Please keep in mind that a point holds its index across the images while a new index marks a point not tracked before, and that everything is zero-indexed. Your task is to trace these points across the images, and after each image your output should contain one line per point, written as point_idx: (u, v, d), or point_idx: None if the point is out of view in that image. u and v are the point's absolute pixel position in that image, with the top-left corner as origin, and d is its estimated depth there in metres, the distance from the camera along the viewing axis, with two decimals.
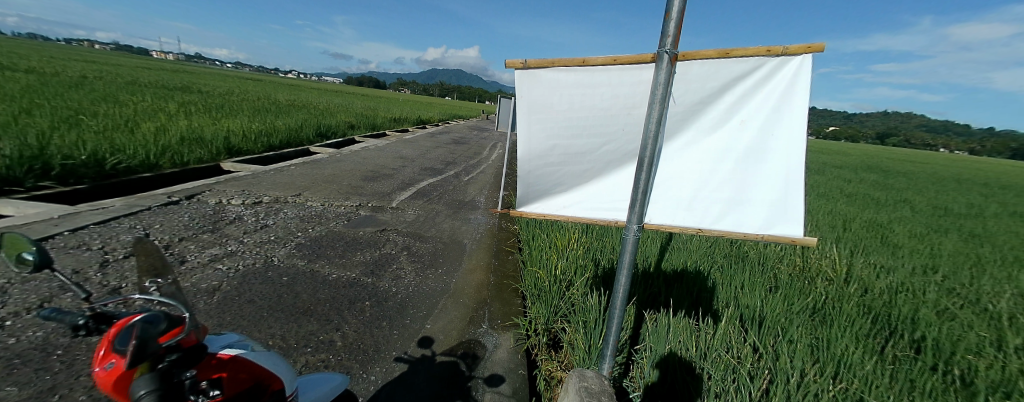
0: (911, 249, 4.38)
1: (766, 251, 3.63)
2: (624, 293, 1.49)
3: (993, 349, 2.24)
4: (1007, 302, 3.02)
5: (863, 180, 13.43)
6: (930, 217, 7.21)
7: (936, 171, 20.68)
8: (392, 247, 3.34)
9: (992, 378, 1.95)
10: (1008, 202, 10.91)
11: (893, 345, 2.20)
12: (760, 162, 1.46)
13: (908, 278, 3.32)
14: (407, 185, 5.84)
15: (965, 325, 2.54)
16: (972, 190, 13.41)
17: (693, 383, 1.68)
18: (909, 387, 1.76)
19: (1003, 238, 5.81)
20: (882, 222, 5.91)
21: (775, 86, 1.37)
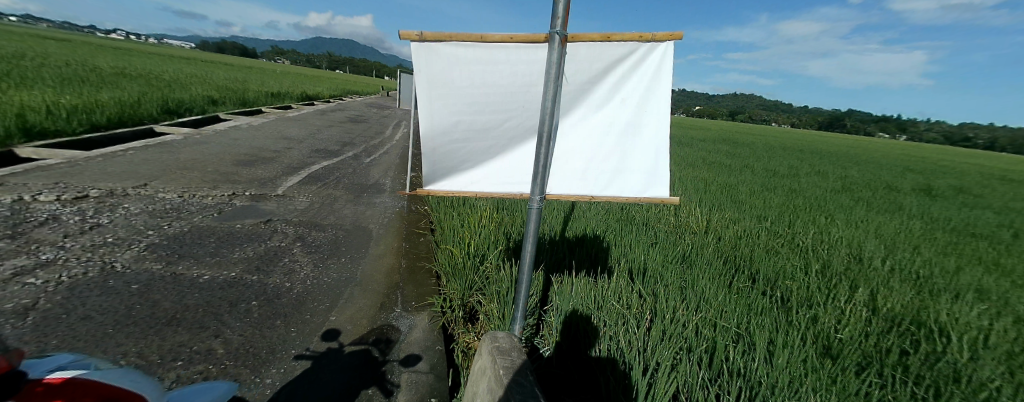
0: (752, 204, 5.46)
1: (648, 215, 4.18)
2: (530, 259, 1.58)
3: (800, 274, 2.97)
4: (810, 238, 4.01)
5: (720, 151, 16.22)
6: (764, 178, 9.05)
7: (769, 141, 25.89)
8: (281, 239, 2.98)
9: (800, 295, 2.59)
10: (814, 164, 14.26)
11: (738, 279, 2.78)
12: (638, 133, 1.67)
13: (748, 227, 4.18)
14: (296, 170, 5.21)
15: (784, 258, 3.32)
16: (791, 156, 17.16)
17: (591, 328, 1.91)
18: (747, 308, 2.26)
19: (809, 191, 7.60)
20: (733, 184, 7.23)
21: (646, 69, 1.56)
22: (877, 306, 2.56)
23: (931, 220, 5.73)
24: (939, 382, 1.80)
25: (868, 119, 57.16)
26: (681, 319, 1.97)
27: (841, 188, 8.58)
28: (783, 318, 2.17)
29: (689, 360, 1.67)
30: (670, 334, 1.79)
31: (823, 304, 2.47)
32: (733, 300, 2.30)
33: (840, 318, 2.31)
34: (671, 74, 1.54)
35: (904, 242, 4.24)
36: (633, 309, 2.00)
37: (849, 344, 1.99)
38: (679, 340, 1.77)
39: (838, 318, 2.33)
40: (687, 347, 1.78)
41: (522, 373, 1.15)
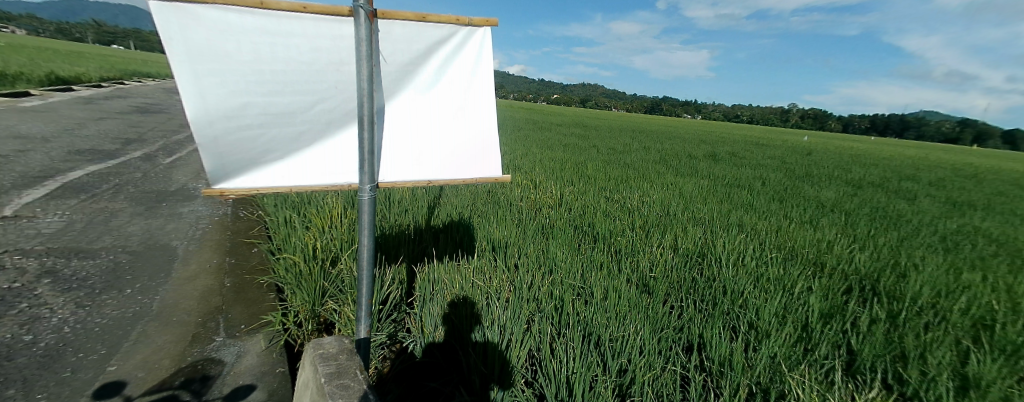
0: (596, 178, 6.32)
1: (506, 197, 4.40)
2: (367, 253, 1.41)
3: (629, 228, 3.56)
4: (636, 200, 4.79)
5: (573, 134, 18.23)
6: (607, 155, 10.59)
7: (612, 125, 30.37)
8: (14, 278, 2.16)
9: (627, 247, 3.05)
10: (643, 141, 17.32)
11: (583, 240, 3.17)
12: (466, 114, 1.65)
13: (592, 197, 4.82)
14: (52, 181, 3.85)
15: (619, 217, 3.93)
16: (628, 135, 20.49)
17: (477, 311, 1.92)
18: (589, 265, 2.59)
19: (638, 163, 9.21)
20: (581, 163, 8.19)
21: (467, 54, 1.55)
22: (678, 246, 3.18)
23: (715, 178, 7.54)
24: (715, 295, 2.35)
25: (678, 104, 72.07)
26: (532, 287, 2.20)
27: (659, 159, 10.58)
28: (613, 269, 2.53)
29: (542, 321, 1.88)
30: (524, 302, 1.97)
31: (643, 251, 2.94)
32: (574, 262, 2.57)
33: (654, 261, 2.80)
34: (489, 60, 1.59)
35: (697, 196, 5.46)
36: (491, 288, 2.14)
37: (659, 280, 2.44)
38: (531, 304, 1.98)
39: (652, 262, 2.83)
40: (538, 309, 2.00)
41: (348, 376, 1.09)
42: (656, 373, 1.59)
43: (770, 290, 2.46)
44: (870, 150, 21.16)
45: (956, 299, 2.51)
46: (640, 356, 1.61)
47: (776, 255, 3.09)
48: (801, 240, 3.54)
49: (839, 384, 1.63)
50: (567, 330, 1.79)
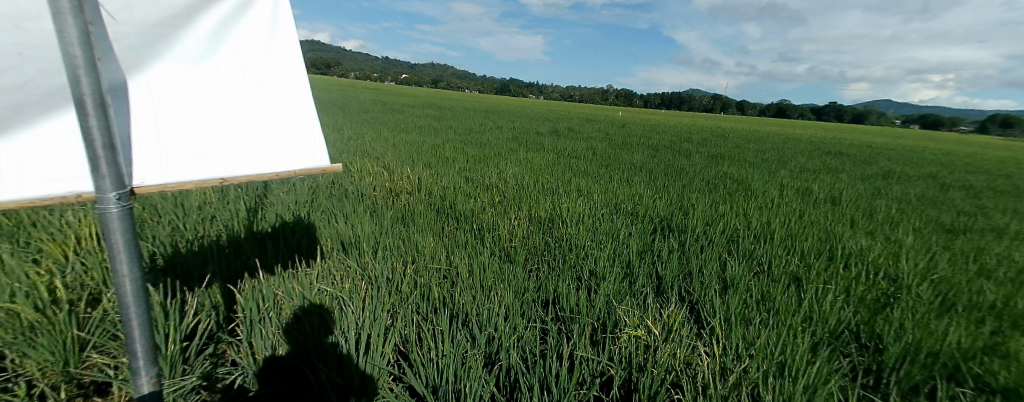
0: (454, 159, 6.38)
1: (355, 189, 3.97)
2: (135, 283, 0.96)
3: (488, 204, 3.70)
4: (492, 177, 4.96)
5: (428, 116, 17.74)
6: (465, 136, 10.79)
7: (468, 105, 30.92)
8: None
9: (486, 224, 3.13)
10: (498, 120, 18.21)
11: (446, 222, 3.17)
12: (268, 95, 1.15)
13: (452, 178, 4.84)
14: None
15: (479, 194, 4.06)
16: (483, 115, 21.20)
17: (330, 321, 1.72)
18: (452, 246, 2.60)
19: (494, 142, 9.68)
20: (437, 145, 8.03)
21: (257, 14, 1.11)
22: (531, 217, 3.42)
23: (559, 151, 8.52)
24: (564, 253, 2.63)
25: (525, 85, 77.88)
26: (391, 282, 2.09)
27: (511, 136, 11.24)
28: (474, 248, 2.57)
29: (405, 313, 1.81)
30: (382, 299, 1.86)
31: (500, 226, 3.06)
32: (434, 247, 2.49)
33: (512, 232, 2.97)
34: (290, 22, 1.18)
35: (544, 168, 6.01)
36: (341, 291, 1.94)
37: (517, 250, 2.60)
38: (395, 296, 1.91)
39: (511, 233, 2.99)
40: (402, 299, 1.93)
41: None
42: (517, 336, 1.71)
43: (605, 239, 2.89)
44: (664, 120, 27.08)
45: (719, 225, 3.42)
46: (503, 324, 1.72)
47: (607, 211, 3.63)
48: (623, 196, 4.26)
49: (653, 306, 2.04)
50: (433, 316, 1.77)
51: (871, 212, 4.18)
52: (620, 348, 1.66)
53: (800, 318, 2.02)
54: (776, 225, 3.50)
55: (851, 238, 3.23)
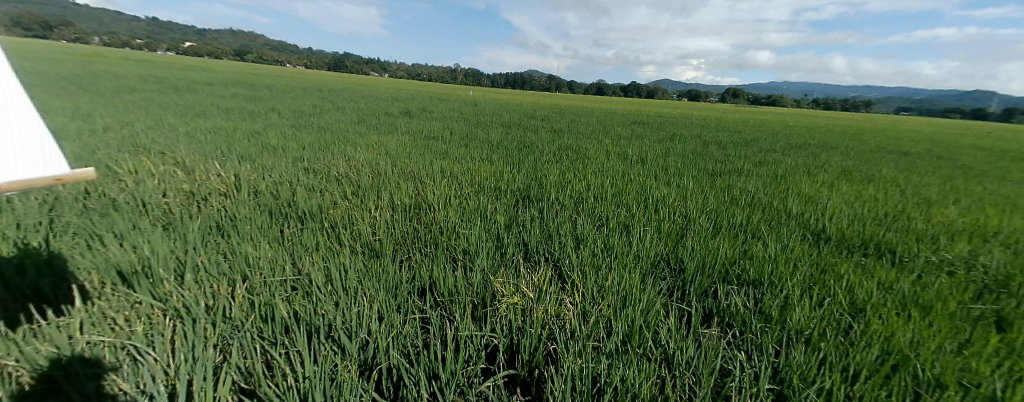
0: (284, 146, 5.26)
1: (131, 200, 2.85)
2: None
3: (338, 191, 3.12)
4: (338, 162, 4.27)
5: (241, 98, 14.33)
6: (296, 120, 9.10)
7: (296, 85, 26.35)
8: None
9: (337, 215, 2.62)
10: (336, 101, 16.06)
11: (281, 219, 2.51)
12: None
13: (283, 166, 3.92)
14: None
15: (323, 182, 3.38)
16: (318, 96, 18.39)
17: (111, 367, 1.26)
18: (296, 249, 2.10)
19: (335, 125, 8.46)
20: (259, 132, 6.51)
21: None
22: (393, 199, 3.03)
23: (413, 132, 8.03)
24: (436, 237, 2.40)
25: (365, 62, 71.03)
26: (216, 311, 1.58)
27: (357, 120, 10.06)
28: (327, 246, 2.13)
29: (244, 344, 1.38)
30: (203, 334, 1.38)
31: (357, 214, 2.61)
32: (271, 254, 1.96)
33: (372, 220, 2.54)
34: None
35: (399, 150, 5.53)
36: (130, 340, 1.37)
37: (381, 238, 2.25)
38: (223, 326, 1.46)
39: (371, 220, 2.56)
40: (235, 327, 1.49)
41: None
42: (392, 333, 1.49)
43: (476, 218, 2.79)
44: (511, 99, 28.69)
45: (572, 190, 3.74)
46: (376, 324, 1.48)
47: (472, 190, 3.55)
48: (485, 173, 4.26)
49: (514, 273, 2.00)
50: (284, 337, 1.41)
51: (674, 168, 5.25)
52: (500, 318, 1.60)
53: (630, 256, 2.24)
54: (614, 185, 4.04)
55: (665, 188, 3.97)
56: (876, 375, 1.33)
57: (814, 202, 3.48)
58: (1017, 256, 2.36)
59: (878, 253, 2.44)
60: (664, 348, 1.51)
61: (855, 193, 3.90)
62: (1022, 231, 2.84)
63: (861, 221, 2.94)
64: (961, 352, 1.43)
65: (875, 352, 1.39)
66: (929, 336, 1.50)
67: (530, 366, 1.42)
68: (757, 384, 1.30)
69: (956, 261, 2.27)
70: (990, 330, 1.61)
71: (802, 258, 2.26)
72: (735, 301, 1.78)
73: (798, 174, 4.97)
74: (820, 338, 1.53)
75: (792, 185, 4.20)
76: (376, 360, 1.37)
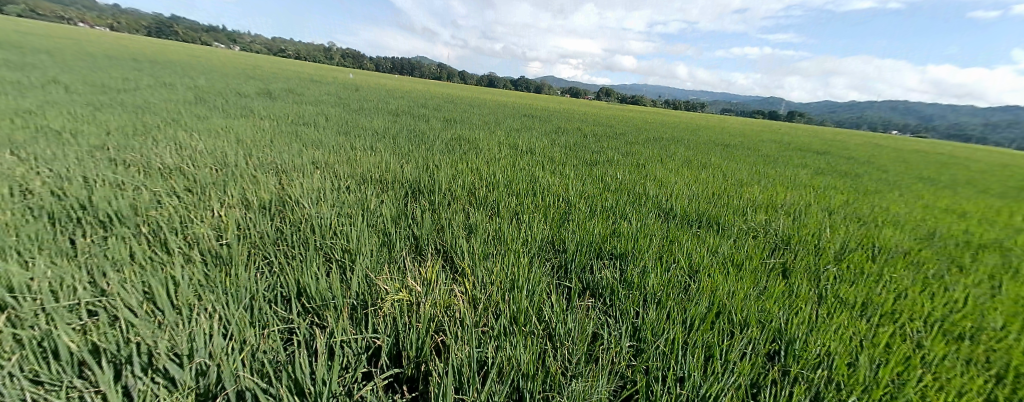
0: (75, 131, 3.90)
1: None
2: None
3: (164, 189, 2.44)
4: (165, 152, 3.37)
5: (1, 65, 10.29)
6: (97, 97, 6.89)
7: (100, 52, 20.11)
8: None
9: (164, 218, 2.04)
10: (166, 77, 12.78)
11: (68, 227, 1.83)
12: None
13: (71, 157, 2.89)
14: None
15: (139, 178, 2.60)
16: (136, 69, 14.33)
17: None
18: (91, 260, 1.54)
19: (162, 106, 6.68)
20: (32, 112, 4.74)
21: None
22: (248, 196, 2.51)
23: (276, 118, 6.87)
24: (304, 236, 2.05)
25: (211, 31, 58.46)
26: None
27: (198, 101, 8.17)
28: (146, 256, 1.62)
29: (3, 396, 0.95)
30: None
31: (194, 215, 2.08)
32: (47, 269, 1.40)
33: (216, 221, 2.05)
34: None
35: (257, 138, 4.63)
36: None
37: (231, 241, 1.82)
38: None
39: (215, 221, 2.06)
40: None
41: None
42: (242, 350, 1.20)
43: (355, 213, 2.48)
44: (397, 86, 27.08)
45: (462, 181, 3.65)
46: (220, 339, 1.17)
47: (352, 183, 3.19)
48: (368, 166, 3.86)
49: (398, 268, 1.85)
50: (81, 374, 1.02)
51: (557, 158, 5.62)
52: (383, 315, 1.45)
53: (518, 242, 2.29)
54: (503, 174, 4.12)
55: (550, 176, 4.21)
56: (706, 321, 1.61)
57: (666, 186, 4.10)
58: (793, 221, 3.16)
59: (709, 225, 2.99)
60: (546, 323, 1.59)
61: (695, 177, 4.74)
62: (794, 203, 3.83)
63: (699, 200, 3.58)
64: (759, 296, 1.83)
65: (704, 303, 1.68)
66: (740, 286, 1.89)
67: (417, 362, 1.32)
68: (620, 344, 1.46)
69: (759, 227, 2.93)
70: (778, 277, 2.11)
71: (658, 232, 2.63)
72: (605, 274, 1.96)
73: (654, 163, 5.82)
74: (668, 297, 1.78)
75: (650, 172, 4.89)
76: (218, 386, 1.05)
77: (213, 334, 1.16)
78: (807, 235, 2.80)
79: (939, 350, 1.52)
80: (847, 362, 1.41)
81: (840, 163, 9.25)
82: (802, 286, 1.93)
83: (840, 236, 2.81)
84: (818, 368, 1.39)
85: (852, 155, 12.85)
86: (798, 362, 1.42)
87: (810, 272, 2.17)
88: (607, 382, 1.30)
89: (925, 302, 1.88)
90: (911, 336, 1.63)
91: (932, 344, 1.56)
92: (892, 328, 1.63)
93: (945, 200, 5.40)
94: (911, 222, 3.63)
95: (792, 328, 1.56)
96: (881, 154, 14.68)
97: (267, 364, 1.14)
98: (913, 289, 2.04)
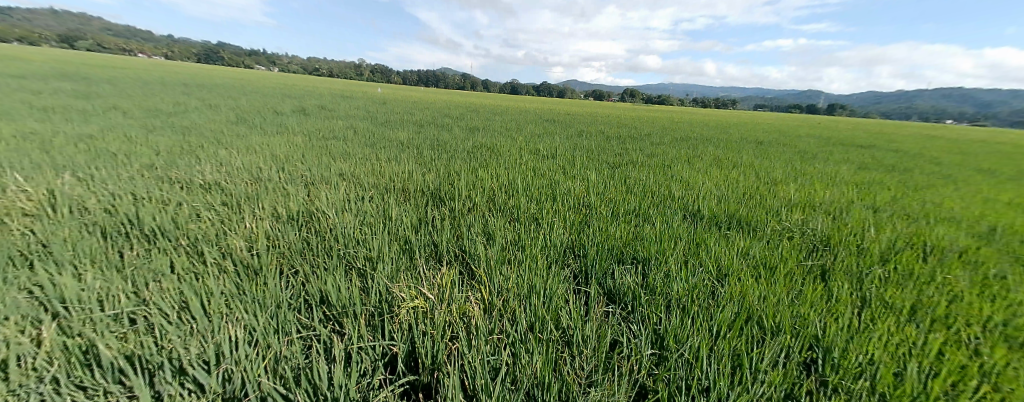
0: (128, 154, 4.25)
1: None
2: None
3: (202, 204, 2.61)
4: (205, 169, 3.60)
5: (71, 95, 11.39)
6: (149, 121, 7.50)
7: (155, 79, 21.91)
8: None
9: (202, 231, 2.18)
10: (210, 100, 13.72)
11: (118, 242, 2.00)
12: None
13: (123, 178, 3.15)
14: None
15: (180, 194, 2.79)
16: (185, 93, 15.49)
17: None
18: (136, 272, 1.66)
19: (205, 127, 7.16)
20: (94, 137, 5.21)
21: None
22: (277, 208, 2.64)
23: (307, 134, 7.21)
24: (327, 247, 2.12)
25: None
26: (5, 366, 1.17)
27: (237, 120, 8.71)
28: (184, 268, 1.74)
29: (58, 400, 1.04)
30: None
31: (229, 229, 2.21)
32: (98, 282, 1.53)
33: (249, 234, 2.17)
34: None
35: (288, 153, 4.88)
36: None
37: (260, 252, 1.92)
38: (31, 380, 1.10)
39: (248, 233, 2.18)
40: (50, 378, 1.13)
41: None
42: (266, 356, 1.25)
43: (376, 222, 2.54)
44: (423, 98, 27.78)
45: (482, 188, 3.67)
46: (245, 346, 1.23)
47: (375, 192, 3.29)
48: (390, 176, 3.97)
49: (417, 275, 1.88)
50: (125, 378, 1.11)
51: (578, 162, 5.55)
52: (400, 322, 1.48)
53: (536, 247, 2.28)
54: (523, 180, 4.11)
55: (571, 180, 4.16)
56: (733, 327, 1.53)
57: (693, 186, 3.95)
58: (832, 220, 2.96)
59: (739, 226, 2.85)
60: (564, 330, 1.56)
61: (723, 177, 4.54)
62: (834, 200, 3.59)
63: (728, 200, 3.42)
64: (793, 301, 1.71)
65: (731, 309, 1.60)
66: (772, 291, 1.78)
67: (431, 369, 1.33)
68: (640, 351, 1.41)
69: (794, 228, 2.76)
70: (815, 280, 1.98)
71: (682, 235, 2.53)
72: (625, 279, 1.91)
73: (681, 164, 5.63)
74: (692, 302, 1.70)
75: (676, 173, 4.73)
76: (243, 392, 1.11)
77: (240, 341, 1.22)
78: (847, 235, 2.61)
79: (1002, 358, 1.37)
80: (893, 371, 1.30)
81: (889, 157, 8.60)
82: (841, 289, 1.80)
83: (886, 235, 2.61)
84: (859, 378, 1.28)
85: (904, 147, 11.91)
86: (836, 372, 1.32)
87: (852, 274, 2.02)
88: (625, 390, 1.25)
89: (986, 305, 1.70)
90: (968, 343, 1.48)
91: (994, 351, 1.41)
92: (945, 334, 1.48)
93: (1013, 193, 4.90)
94: (970, 218, 3.31)
95: (830, 336, 1.44)
96: (938, 145, 13.51)
97: (289, 370, 1.18)
98: (972, 291, 1.85)
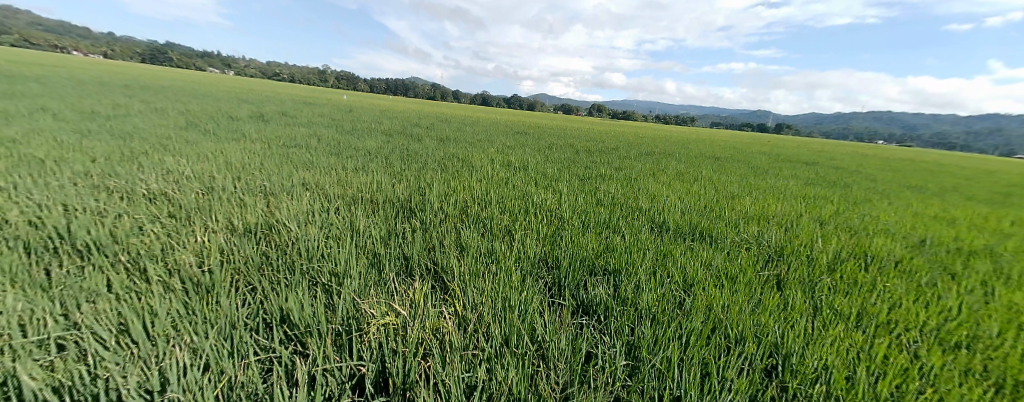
0: (58, 159, 3.86)
1: None
2: None
3: (147, 216, 2.40)
4: (150, 178, 3.32)
5: None
6: (83, 124, 6.84)
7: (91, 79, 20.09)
8: None
9: (145, 246, 1.99)
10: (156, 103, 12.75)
11: (42, 259, 1.78)
12: None
13: (51, 185, 2.86)
14: None
15: (119, 204, 2.55)
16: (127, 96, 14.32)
17: None
18: (63, 293, 1.48)
19: (148, 132, 6.62)
20: (15, 141, 4.67)
21: None
22: (233, 220, 2.48)
23: (266, 141, 6.85)
24: (287, 262, 1.99)
25: None
26: None
27: (187, 125, 8.16)
28: (123, 287, 1.57)
29: None
30: None
31: (176, 243, 2.03)
32: (18, 304, 1.35)
33: (200, 248, 2.01)
34: None
35: (246, 161, 4.60)
36: None
37: (212, 268, 1.77)
38: None
39: (199, 248, 2.02)
40: None
41: None
42: (221, 382, 1.15)
43: (342, 235, 2.43)
44: (392, 107, 27.28)
45: (454, 200, 3.62)
46: (196, 372, 1.13)
47: (341, 204, 3.16)
48: (358, 187, 3.83)
49: (387, 291, 1.81)
50: None
51: (549, 175, 5.62)
52: (369, 341, 1.41)
53: (511, 260, 2.27)
54: (496, 192, 4.11)
55: (543, 193, 4.20)
56: (701, 336, 1.58)
57: (659, 199, 4.10)
58: (785, 232, 3.17)
59: (703, 238, 2.98)
60: (540, 344, 1.54)
61: (686, 190, 4.76)
62: (785, 213, 3.85)
63: (692, 213, 3.58)
64: (754, 310, 1.80)
65: (699, 319, 1.65)
66: (735, 300, 1.85)
67: (403, 389, 1.27)
68: (615, 364, 1.42)
69: (751, 239, 2.92)
70: (772, 289, 2.09)
71: (651, 246, 2.61)
72: (598, 291, 1.93)
73: (647, 177, 5.85)
74: (663, 313, 1.75)
75: (643, 186, 4.90)
76: None
77: (189, 366, 1.12)
78: (799, 246, 2.80)
79: (936, 360, 1.51)
80: (845, 375, 1.39)
81: (829, 173, 9.41)
82: (797, 298, 1.91)
83: (833, 245, 2.82)
84: (815, 383, 1.37)
85: (842, 164, 13.02)
86: (796, 377, 1.39)
87: (805, 283, 2.16)
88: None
89: (920, 311, 1.87)
90: (907, 346, 1.62)
91: (929, 353, 1.55)
92: (889, 339, 1.61)
93: (934, 207, 5.48)
94: (902, 230, 3.66)
95: (788, 342, 1.53)
96: (870, 163, 14.90)
97: (247, 396, 1.10)
98: (907, 298, 2.04)
